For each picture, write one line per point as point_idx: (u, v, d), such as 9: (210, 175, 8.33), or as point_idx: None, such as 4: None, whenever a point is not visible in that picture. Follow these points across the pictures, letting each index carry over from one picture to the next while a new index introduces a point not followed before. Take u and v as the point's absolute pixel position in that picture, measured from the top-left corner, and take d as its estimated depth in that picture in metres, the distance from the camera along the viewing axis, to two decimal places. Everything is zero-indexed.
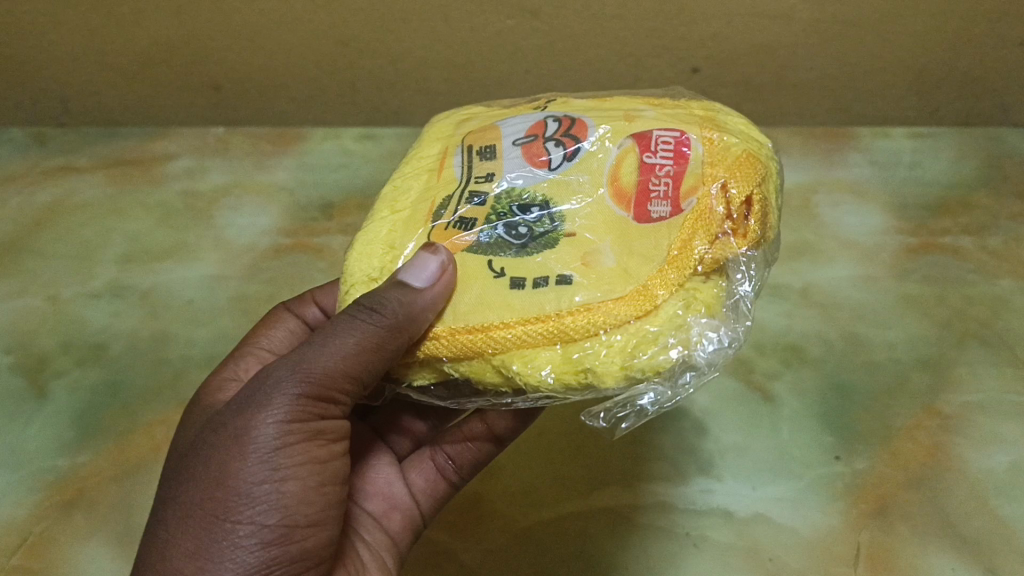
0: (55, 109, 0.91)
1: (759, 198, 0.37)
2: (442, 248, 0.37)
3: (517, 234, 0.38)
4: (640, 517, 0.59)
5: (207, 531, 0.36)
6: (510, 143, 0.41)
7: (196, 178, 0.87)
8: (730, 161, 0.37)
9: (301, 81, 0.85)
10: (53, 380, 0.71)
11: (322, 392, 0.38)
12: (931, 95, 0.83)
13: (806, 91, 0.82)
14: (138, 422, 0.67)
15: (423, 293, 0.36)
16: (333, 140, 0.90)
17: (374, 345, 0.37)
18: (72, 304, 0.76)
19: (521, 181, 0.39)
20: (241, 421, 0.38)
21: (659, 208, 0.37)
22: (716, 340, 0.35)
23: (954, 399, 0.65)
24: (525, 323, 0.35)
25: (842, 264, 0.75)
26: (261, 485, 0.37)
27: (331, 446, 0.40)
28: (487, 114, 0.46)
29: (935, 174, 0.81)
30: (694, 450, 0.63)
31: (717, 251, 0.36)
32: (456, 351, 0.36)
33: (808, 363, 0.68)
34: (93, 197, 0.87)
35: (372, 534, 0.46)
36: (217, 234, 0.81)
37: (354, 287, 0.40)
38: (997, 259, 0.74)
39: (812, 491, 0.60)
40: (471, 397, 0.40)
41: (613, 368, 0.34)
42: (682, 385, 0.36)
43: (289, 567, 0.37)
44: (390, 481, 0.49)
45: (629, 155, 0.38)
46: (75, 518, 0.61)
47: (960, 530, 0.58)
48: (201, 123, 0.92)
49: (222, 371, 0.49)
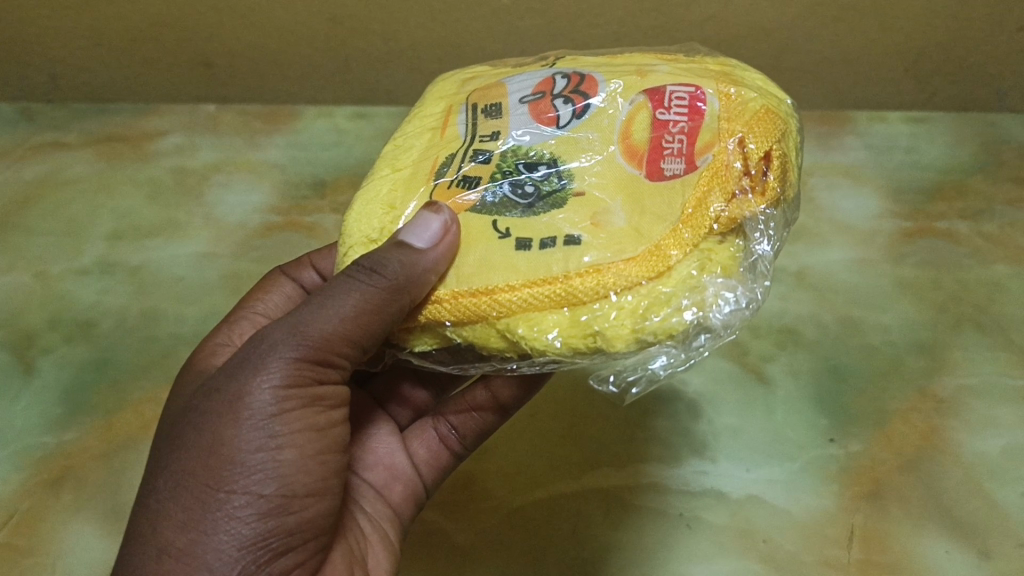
0: (44, 83, 0.90)
1: (778, 153, 0.36)
2: (444, 208, 0.37)
3: (523, 193, 0.37)
4: (635, 499, 0.59)
5: (200, 501, 0.35)
6: (517, 101, 0.40)
7: (186, 155, 0.86)
8: (748, 116, 0.36)
9: (293, 58, 0.84)
10: (41, 357, 0.69)
11: (319, 357, 0.37)
12: (928, 78, 0.83)
13: (803, 74, 0.82)
14: (126, 399, 0.66)
15: (426, 254, 0.35)
16: (325, 118, 0.89)
17: (375, 308, 0.36)
18: (60, 281, 0.75)
19: (527, 138, 0.39)
20: (235, 386, 0.36)
21: (673, 165, 0.36)
22: (733, 301, 0.35)
23: (949, 383, 0.64)
24: (532, 285, 0.35)
25: (838, 248, 0.75)
26: (257, 453, 0.36)
27: (331, 413, 0.39)
28: (492, 71, 0.45)
29: (931, 159, 0.81)
30: (688, 432, 0.62)
31: (734, 209, 0.35)
32: (460, 315, 0.36)
33: (803, 345, 0.67)
34: (82, 172, 0.85)
35: (373, 505, 0.45)
36: (207, 211, 0.80)
37: (353, 248, 0.39)
38: (993, 244, 0.74)
39: (807, 473, 0.60)
40: (475, 363, 0.39)
41: (624, 332, 0.33)
42: (696, 348, 0.36)
43: (286, 540, 0.36)
44: (391, 451, 0.49)
45: (641, 112, 0.38)
46: (63, 496, 0.60)
47: (954, 513, 0.57)
48: (191, 100, 0.91)
49: (216, 335, 0.48)
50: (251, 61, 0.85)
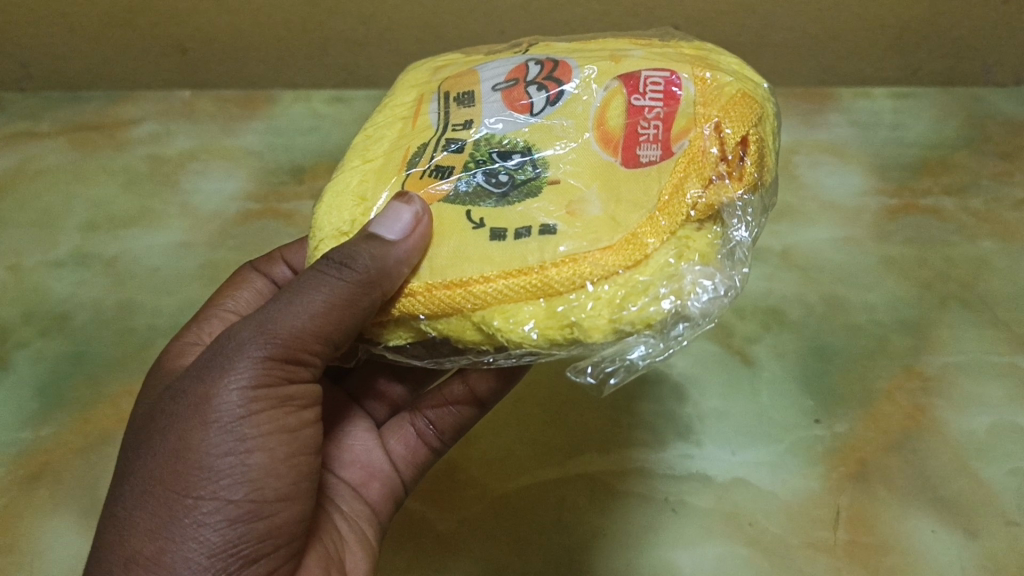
0: (15, 72, 0.88)
1: (755, 138, 0.36)
2: (416, 198, 0.36)
3: (498, 182, 0.36)
4: (620, 484, 0.58)
5: (167, 508, 0.34)
6: (490, 88, 0.39)
7: (161, 142, 0.85)
8: (724, 101, 0.36)
9: (268, 41, 0.83)
10: (15, 352, 0.68)
11: (288, 354, 0.36)
12: (913, 53, 0.82)
13: (787, 50, 0.81)
14: (103, 393, 0.65)
15: (397, 246, 0.34)
16: (302, 102, 0.87)
17: (344, 303, 0.35)
18: (34, 273, 0.74)
19: (501, 126, 0.38)
20: (202, 388, 0.35)
21: (648, 152, 0.35)
22: (712, 289, 0.33)
23: (935, 361, 0.64)
24: (507, 276, 0.33)
25: (823, 226, 0.74)
26: (226, 458, 0.35)
27: (301, 413, 0.38)
28: (464, 60, 0.44)
29: (916, 135, 0.80)
30: (673, 416, 0.62)
31: (711, 195, 0.34)
32: (434, 308, 0.35)
33: (788, 325, 0.67)
34: (55, 162, 0.83)
35: (350, 504, 0.45)
36: (183, 199, 0.79)
37: (324, 241, 0.38)
38: (978, 220, 0.73)
39: (792, 455, 0.59)
40: (450, 357, 0.38)
41: (601, 322, 0.32)
42: (674, 338, 0.35)
43: (258, 546, 0.35)
44: (368, 448, 0.48)
45: (617, 97, 0.37)
46: (40, 493, 0.59)
47: (940, 493, 0.57)
48: (166, 86, 0.89)
49: (186, 333, 0.47)
50: (227, 45, 0.83)
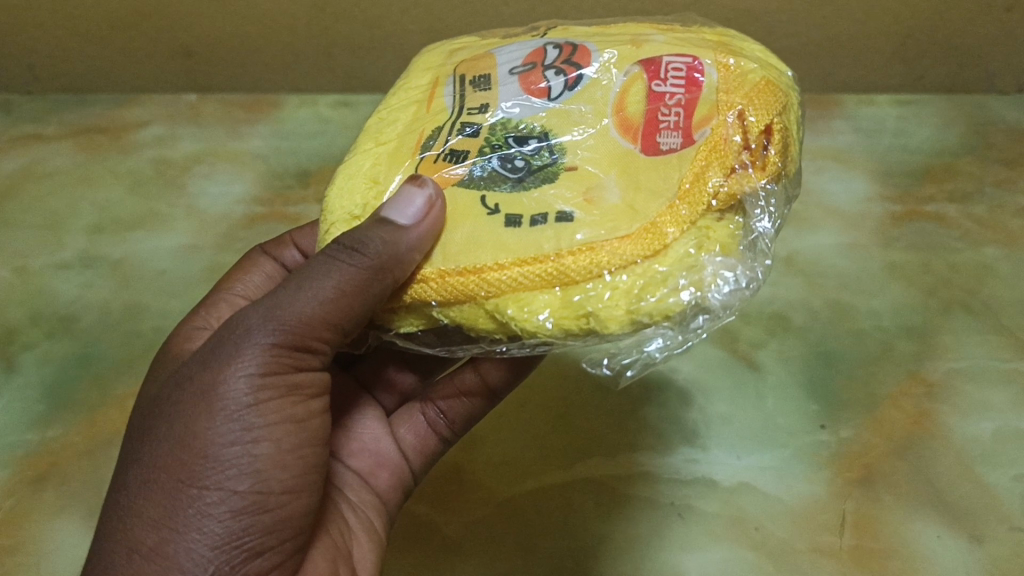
0: (22, 74, 0.88)
1: (779, 126, 0.36)
2: (429, 181, 0.36)
3: (513, 167, 0.36)
4: (627, 488, 0.58)
5: (171, 498, 0.34)
6: (507, 72, 0.40)
7: (167, 145, 0.85)
8: (748, 89, 0.36)
9: (275, 45, 0.83)
10: (21, 353, 0.68)
11: (297, 342, 0.36)
12: (915, 60, 0.82)
13: (791, 57, 0.82)
14: (108, 395, 0.65)
15: (409, 232, 0.34)
16: (308, 106, 0.88)
17: (355, 289, 0.35)
18: (40, 275, 0.74)
19: (517, 110, 0.38)
20: (210, 375, 0.36)
21: (669, 139, 0.35)
22: (733, 280, 0.34)
23: (939, 366, 0.64)
24: (522, 264, 0.34)
25: (826, 232, 0.74)
26: (232, 447, 0.35)
27: (309, 404, 0.38)
28: (479, 43, 0.44)
29: (919, 141, 0.81)
30: (678, 420, 0.62)
31: (733, 184, 0.35)
32: (446, 295, 0.35)
33: (793, 331, 0.67)
34: (62, 165, 0.84)
35: (359, 494, 0.45)
36: (189, 202, 0.79)
37: (335, 226, 0.38)
38: (982, 227, 0.73)
39: (798, 460, 0.59)
40: (463, 345, 0.38)
41: (618, 313, 0.32)
42: (693, 330, 0.35)
43: (262, 539, 0.35)
44: (378, 437, 0.48)
45: (637, 83, 0.37)
46: (46, 494, 0.59)
47: (945, 498, 0.57)
48: (173, 90, 0.89)
49: (194, 319, 0.47)
50: (233, 49, 0.84)
